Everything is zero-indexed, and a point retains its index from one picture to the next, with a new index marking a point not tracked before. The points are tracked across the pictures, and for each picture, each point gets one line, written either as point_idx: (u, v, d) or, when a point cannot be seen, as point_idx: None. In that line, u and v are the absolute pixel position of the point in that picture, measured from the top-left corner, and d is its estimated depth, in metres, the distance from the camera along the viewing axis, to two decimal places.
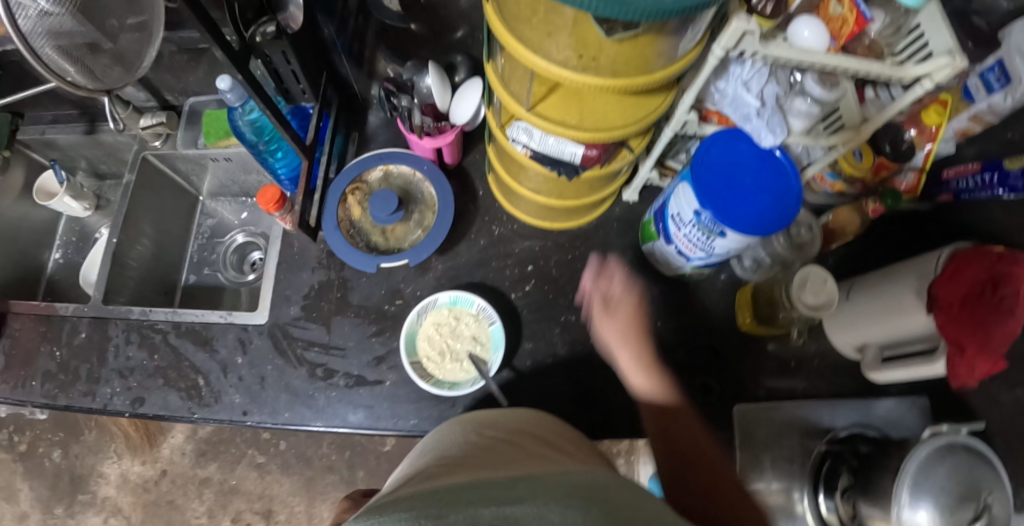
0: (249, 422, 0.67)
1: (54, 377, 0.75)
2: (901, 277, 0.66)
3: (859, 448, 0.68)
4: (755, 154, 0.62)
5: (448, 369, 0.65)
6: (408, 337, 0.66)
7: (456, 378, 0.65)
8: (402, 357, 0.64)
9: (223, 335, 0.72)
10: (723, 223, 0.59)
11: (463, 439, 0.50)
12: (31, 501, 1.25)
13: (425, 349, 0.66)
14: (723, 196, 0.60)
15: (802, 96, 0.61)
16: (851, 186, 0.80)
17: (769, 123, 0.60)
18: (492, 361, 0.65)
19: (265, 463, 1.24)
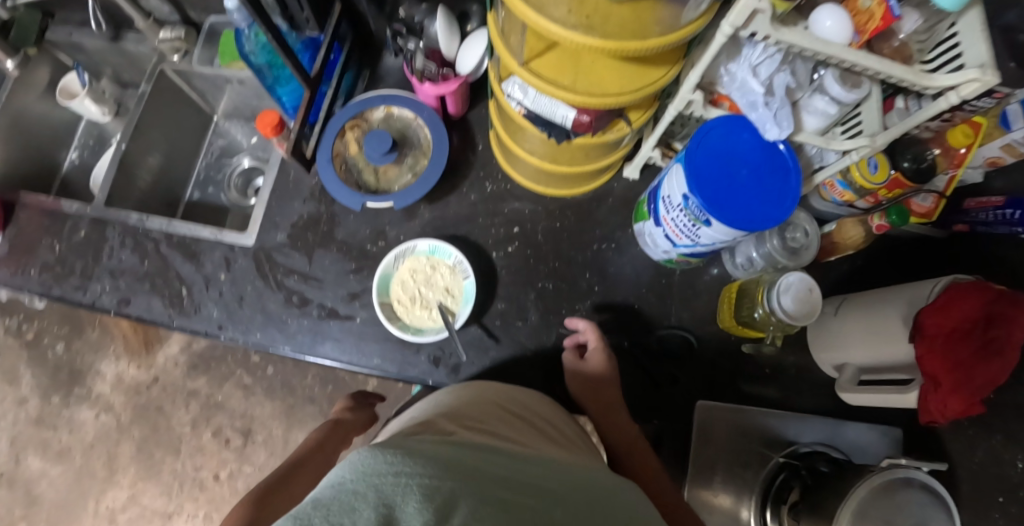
0: (223, 336, 0.70)
1: (51, 269, 0.78)
2: (891, 301, 0.65)
3: (818, 467, 0.67)
4: (757, 146, 0.62)
5: (416, 315, 0.66)
6: (381, 278, 0.66)
7: (422, 324, 0.67)
8: (374, 297, 0.65)
9: (211, 251, 0.74)
10: (709, 211, 0.59)
11: (477, 404, 0.55)
12: (31, 387, 1.31)
13: (397, 293, 0.67)
14: (714, 186, 0.60)
15: (821, 93, 0.59)
16: (862, 198, 0.74)
17: (776, 115, 0.58)
18: (460, 313, 0.66)
19: (252, 385, 1.29)
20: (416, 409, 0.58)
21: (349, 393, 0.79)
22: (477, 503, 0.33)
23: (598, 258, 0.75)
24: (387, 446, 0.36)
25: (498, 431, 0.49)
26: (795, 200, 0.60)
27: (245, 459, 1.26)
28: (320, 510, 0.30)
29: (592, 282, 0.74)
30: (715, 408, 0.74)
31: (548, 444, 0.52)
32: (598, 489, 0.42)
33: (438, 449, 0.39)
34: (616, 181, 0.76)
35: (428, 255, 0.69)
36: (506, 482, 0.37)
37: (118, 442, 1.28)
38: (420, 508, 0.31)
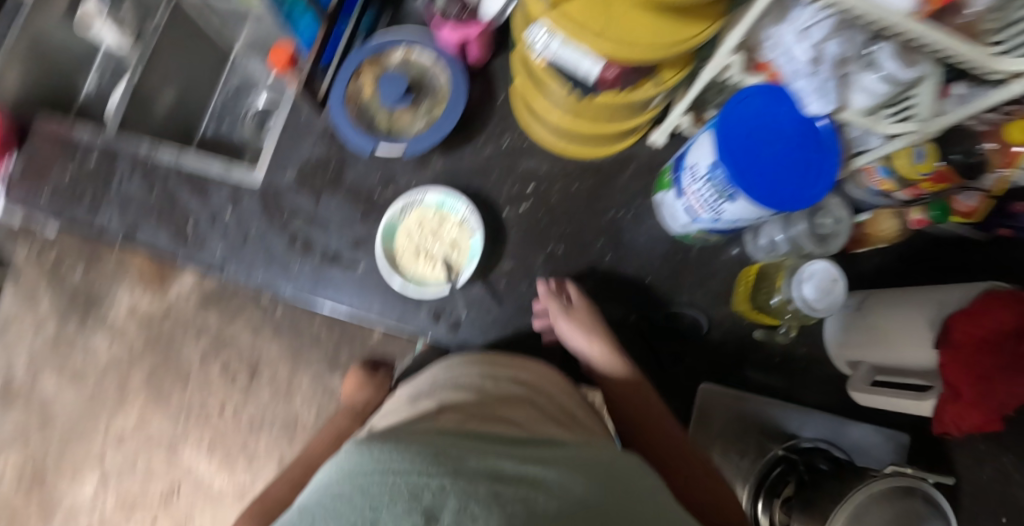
0: (226, 273, 0.69)
1: (62, 194, 0.78)
2: (920, 302, 0.61)
3: (817, 465, 0.68)
4: (796, 121, 0.57)
5: (419, 267, 0.65)
6: (387, 226, 0.65)
7: (425, 279, 0.65)
8: (376, 247, 0.63)
9: (218, 187, 0.72)
10: (736, 185, 0.55)
11: (486, 382, 0.56)
12: (49, 309, 1.34)
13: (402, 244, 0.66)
14: (745, 160, 0.56)
15: (871, 70, 0.50)
16: (901, 189, 0.69)
17: (821, 88, 0.51)
18: (466, 271, 0.65)
19: (261, 324, 1.29)
20: (425, 385, 0.59)
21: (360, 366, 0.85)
22: (466, 494, 0.33)
23: (614, 226, 0.71)
24: (379, 444, 0.39)
25: (502, 412, 0.49)
26: (827, 183, 0.57)
27: (251, 396, 1.29)
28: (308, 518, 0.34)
29: (604, 250, 0.71)
30: (718, 391, 0.73)
31: (556, 420, 0.51)
32: (605, 459, 0.42)
33: (432, 441, 0.40)
34: (641, 146, 0.72)
35: (437, 207, 0.66)
36: (502, 466, 0.38)
37: (129, 369, 1.31)
38: (406, 507, 0.33)
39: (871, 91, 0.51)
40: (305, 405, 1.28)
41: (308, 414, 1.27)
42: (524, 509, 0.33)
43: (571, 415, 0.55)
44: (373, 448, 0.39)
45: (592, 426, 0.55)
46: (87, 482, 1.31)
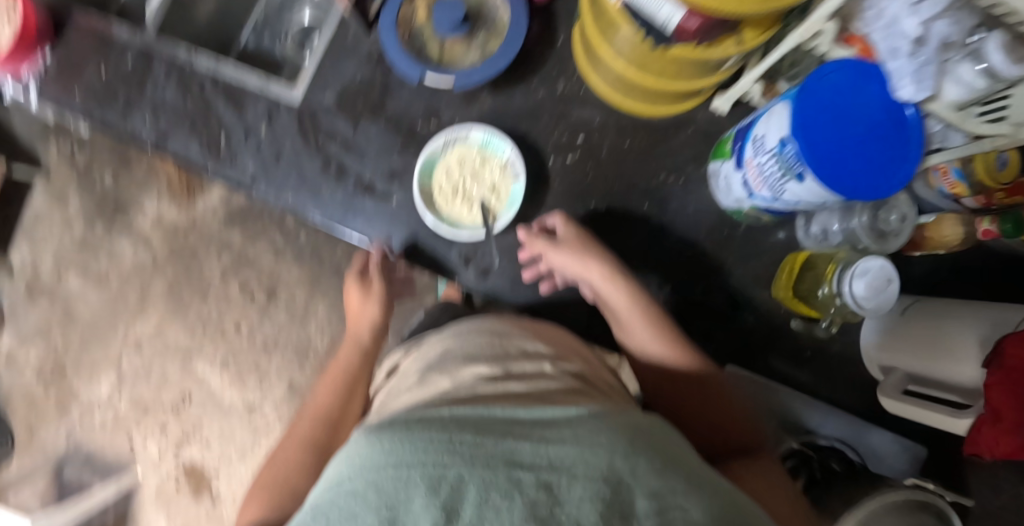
0: (255, 191, 0.67)
1: (95, 94, 0.76)
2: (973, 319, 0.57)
3: (830, 465, 0.71)
4: (881, 104, 0.51)
5: (455, 208, 0.64)
6: (426, 160, 0.63)
7: (460, 221, 0.64)
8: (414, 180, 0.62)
9: (255, 101, 0.69)
10: (805, 163, 0.50)
11: (501, 348, 0.55)
12: (79, 211, 1.36)
13: (440, 181, 0.65)
14: (822, 139, 0.50)
15: (976, 59, 0.44)
16: (974, 194, 0.64)
17: (917, 72, 0.46)
18: (504, 217, 0.64)
19: (283, 247, 1.29)
20: (434, 356, 0.58)
21: (351, 274, 0.66)
22: (485, 484, 0.33)
23: (661, 191, 0.68)
24: (390, 432, 0.38)
25: (514, 387, 0.48)
26: (908, 178, 0.51)
27: (267, 317, 1.30)
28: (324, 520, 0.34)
29: (648, 215, 0.68)
30: (744, 377, 0.73)
31: (573, 388, 0.50)
32: (626, 421, 0.41)
33: (444, 423, 0.39)
34: (702, 110, 0.67)
35: (481, 146, 0.65)
36: (519, 446, 0.37)
37: (152, 277, 1.33)
38: (424, 505, 0.32)
39: (970, 85, 0.45)
40: (319, 331, 1.28)
41: (321, 341, 1.28)
42: (545, 498, 0.32)
43: (589, 381, 0.53)
44: (383, 437, 0.38)
45: (613, 393, 0.54)
46: (103, 382, 1.34)
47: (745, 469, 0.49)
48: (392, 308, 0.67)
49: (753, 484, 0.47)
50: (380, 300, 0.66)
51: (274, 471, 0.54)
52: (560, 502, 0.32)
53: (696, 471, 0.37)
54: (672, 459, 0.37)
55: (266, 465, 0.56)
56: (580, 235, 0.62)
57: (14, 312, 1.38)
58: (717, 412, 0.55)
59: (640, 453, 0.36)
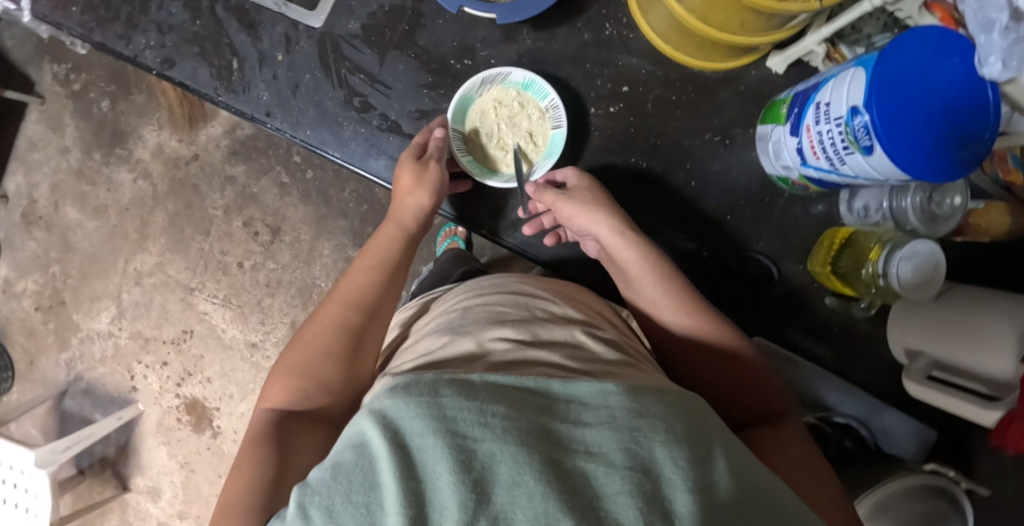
0: (270, 126, 0.62)
1: (93, 9, 0.69)
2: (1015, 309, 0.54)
3: (845, 442, 0.73)
4: (959, 82, 0.44)
5: (489, 154, 0.63)
6: (462, 98, 0.60)
7: (492, 168, 0.63)
8: (448, 120, 0.60)
9: (271, 25, 0.63)
10: (875, 139, 0.45)
11: (531, 312, 0.52)
12: (76, 138, 1.30)
13: (474, 123, 0.62)
14: (895, 115, 0.44)
15: None
16: None
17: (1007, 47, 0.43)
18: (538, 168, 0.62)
19: (289, 185, 1.24)
20: (457, 313, 0.55)
21: (406, 155, 0.58)
22: (517, 461, 0.31)
23: (704, 150, 0.63)
24: (418, 396, 0.36)
25: (543, 355, 0.45)
26: (966, 165, 0.45)
27: (270, 256, 1.26)
28: (345, 484, 0.32)
29: (689, 177, 0.64)
30: (767, 348, 0.69)
31: (604, 357, 0.47)
32: (670, 398, 0.37)
33: (473, 388, 0.37)
34: (756, 67, 0.63)
35: (522, 88, 0.62)
36: (553, 426, 0.34)
37: (152, 211, 1.29)
38: (451, 483, 0.30)
39: None
40: (323, 274, 1.25)
41: (325, 283, 1.24)
42: (577, 488, 0.30)
43: (621, 350, 0.50)
44: (409, 401, 0.36)
45: (643, 359, 0.51)
46: (103, 316, 1.32)
47: (766, 438, 0.47)
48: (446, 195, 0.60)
49: (775, 456, 0.45)
50: (432, 187, 0.58)
51: (300, 350, 0.53)
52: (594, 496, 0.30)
53: (739, 463, 0.33)
54: (716, 445, 0.34)
55: (296, 335, 0.55)
56: (592, 189, 0.58)
57: (10, 241, 1.34)
58: (733, 383, 0.51)
59: (684, 438, 0.33)
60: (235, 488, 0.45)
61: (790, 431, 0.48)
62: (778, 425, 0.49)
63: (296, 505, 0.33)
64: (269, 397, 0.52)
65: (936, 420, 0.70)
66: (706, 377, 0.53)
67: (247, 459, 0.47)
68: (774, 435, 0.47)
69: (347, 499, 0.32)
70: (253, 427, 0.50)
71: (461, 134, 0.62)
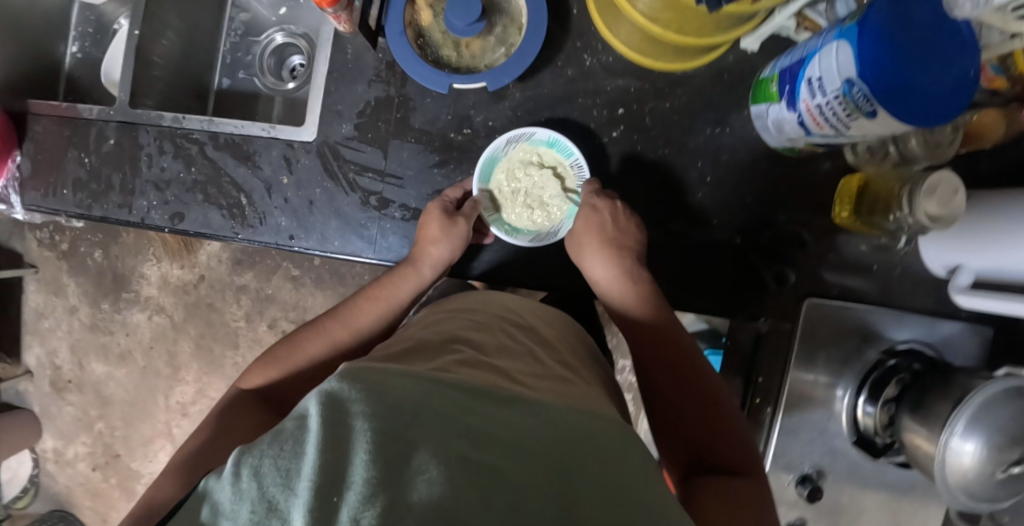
0: (296, 247, 0.64)
1: (86, 187, 0.71)
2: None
3: (914, 365, 0.68)
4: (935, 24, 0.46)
5: (513, 211, 0.65)
6: (488, 160, 0.63)
7: (517, 223, 0.66)
8: (475, 183, 0.63)
9: (266, 151, 0.65)
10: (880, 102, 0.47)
11: (492, 333, 0.51)
12: (79, 296, 1.30)
13: (500, 181, 0.65)
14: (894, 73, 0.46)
15: None
16: (1014, 85, 0.63)
17: None
18: (565, 226, 0.65)
19: (300, 276, 1.24)
20: (431, 318, 0.56)
21: (436, 206, 0.60)
22: (436, 457, 0.28)
23: (708, 143, 0.67)
24: (358, 379, 0.32)
25: (496, 363, 0.44)
26: (962, 106, 0.48)
27: None
28: (273, 448, 0.28)
29: (702, 172, 0.67)
30: (817, 304, 0.70)
31: (555, 375, 0.47)
32: (592, 431, 0.37)
33: (411, 389, 0.34)
34: (732, 52, 0.66)
35: (547, 145, 0.64)
36: (482, 431, 0.32)
37: (176, 341, 1.29)
38: (366, 462, 0.27)
39: None
40: None
41: None
42: (495, 487, 0.28)
43: (567, 372, 0.49)
44: (353, 382, 0.32)
45: (585, 374, 0.52)
46: (159, 456, 1.32)
47: (716, 487, 0.49)
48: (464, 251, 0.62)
49: (715, 505, 0.47)
50: (456, 241, 0.60)
51: (296, 357, 0.59)
52: (510, 493, 0.28)
53: (654, 497, 0.33)
54: (628, 475, 0.34)
55: (295, 336, 0.61)
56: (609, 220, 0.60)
57: (47, 412, 1.34)
58: (707, 423, 0.53)
59: (601, 467, 0.33)
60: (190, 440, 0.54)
61: (747, 488, 0.49)
62: (732, 479, 0.50)
63: (228, 463, 0.29)
64: (249, 378, 0.60)
65: (991, 320, 0.73)
66: (678, 409, 0.55)
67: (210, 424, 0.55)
68: (725, 486, 0.49)
69: (270, 465, 0.27)
70: (224, 398, 0.58)
71: (487, 192, 0.64)
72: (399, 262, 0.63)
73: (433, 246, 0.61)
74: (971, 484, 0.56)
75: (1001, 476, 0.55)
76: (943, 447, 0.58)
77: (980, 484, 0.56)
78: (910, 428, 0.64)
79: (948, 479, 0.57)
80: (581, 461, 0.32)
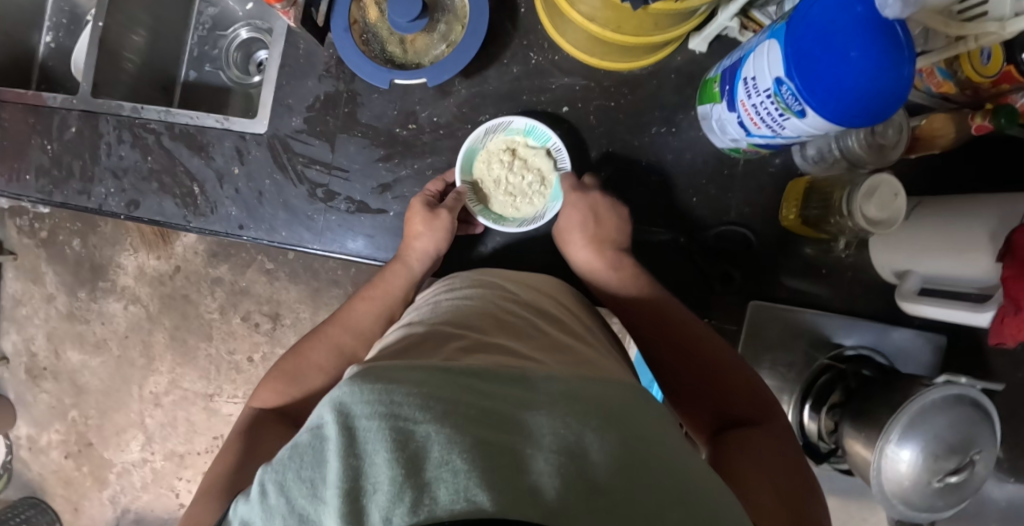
0: (245, 236, 0.68)
1: (47, 173, 0.72)
2: (972, 214, 0.57)
3: (862, 371, 0.68)
4: (871, 23, 0.44)
5: (499, 200, 0.67)
6: (467, 151, 0.66)
7: (503, 212, 0.68)
8: (456, 174, 0.66)
9: (219, 142, 0.69)
10: (805, 99, 0.48)
11: (491, 309, 0.50)
12: (57, 284, 1.31)
13: (482, 171, 0.67)
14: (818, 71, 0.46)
15: None
16: (962, 90, 0.65)
17: None
18: (548, 210, 0.67)
19: (275, 270, 1.25)
20: (428, 306, 0.54)
21: (419, 201, 0.63)
22: (459, 441, 0.26)
23: (655, 144, 0.70)
24: (371, 376, 0.31)
25: (504, 342, 0.43)
26: (893, 106, 0.46)
27: (277, 342, 1.27)
28: (295, 461, 0.28)
29: (649, 172, 0.70)
30: (763, 306, 0.71)
31: (559, 346, 0.45)
32: (609, 394, 0.35)
33: (422, 373, 0.32)
34: (680, 53, 0.68)
35: (524, 133, 0.67)
36: (499, 411, 0.30)
37: (151, 332, 1.29)
38: (389, 461, 0.25)
39: None
40: None
41: None
42: (517, 465, 0.26)
43: (576, 342, 0.48)
44: (363, 378, 0.30)
45: (593, 341, 0.50)
46: (131, 445, 1.33)
47: (738, 442, 0.48)
48: (449, 244, 0.65)
49: (747, 466, 0.44)
50: (443, 232, 0.63)
51: (301, 366, 0.58)
52: (533, 472, 0.26)
53: (680, 455, 0.31)
54: (649, 433, 0.32)
55: (296, 347, 0.60)
56: (597, 206, 0.63)
57: (22, 399, 1.35)
58: (716, 387, 0.52)
59: (621, 429, 0.31)
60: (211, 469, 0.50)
61: (769, 439, 0.48)
62: (753, 431, 0.48)
63: (255, 485, 0.29)
64: (261, 397, 0.58)
65: (941, 327, 0.74)
66: (686, 379, 0.54)
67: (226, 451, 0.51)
68: (752, 440, 0.47)
69: (295, 478, 0.27)
70: (240, 422, 0.56)
71: (471, 184, 0.67)
72: (390, 261, 0.65)
73: (420, 240, 0.64)
74: (907, 493, 0.56)
75: (936, 485, 0.55)
76: (880, 456, 0.58)
77: (915, 493, 0.56)
78: (850, 436, 0.63)
79: (886, 487, 0.57)
80: (603, 425, 0.31)
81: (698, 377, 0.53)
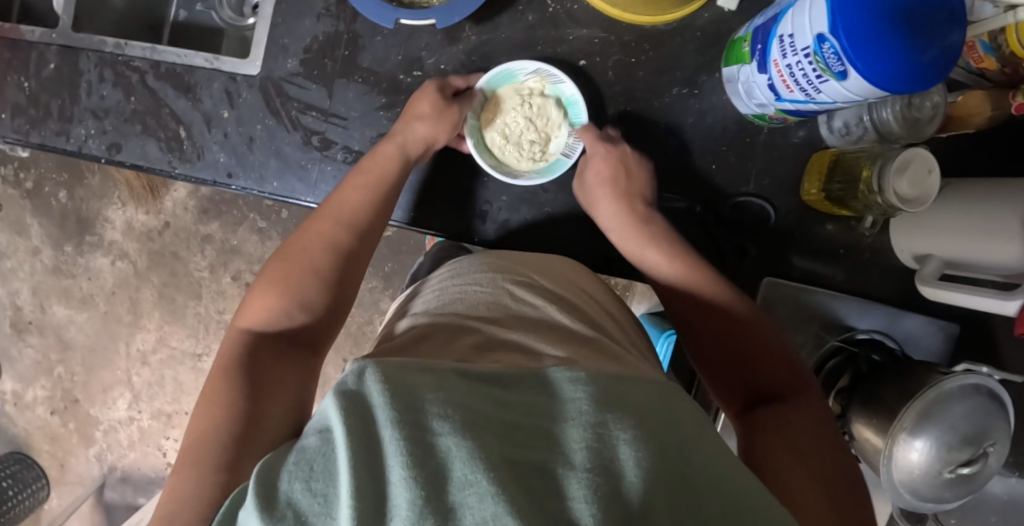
0: (234, 186, 0.65)
1: (24, 112, 0.67)
2: (1007, 193, 0.54)
3: (874, 356, 0.65)
4: None
5: (495, 135, 0.64)
6: (506, 69, 0.63)
7: (489, 144, 0.65)
8: (482, 79, 0.63)
9: (208, 84, 0.65)
10: (855, 60, 0.43)
11: (504, 296, 0.47)
12: (42, 237, 1.26)
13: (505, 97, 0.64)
14: (872, 30, 0.41)
15: None
16: (1003, 67, 0.60)
17: None
18: (524, 175, 0.64)
19: (267, 230, 1.21)
20: (434, 294, 0.51)
21: (432, 85, 0.61)
22: (483, 457, 0.25)
23: (672, 104, 0.66)
24: (384, 382, 0.28)
25: (519, 338, 0.40)
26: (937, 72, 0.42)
27: None
28: (303, 470, 0.25)
29: (664, 135, 0.67)
30: (775, 285, 0.67)
31: (578, 335, 0.43)
32: (640, 394, 0.33)
33: (438, 381, 0.30)
34: (705, 9, 0.64)
35: (564, 100, 0.64)
36: (521, 427, 0.28)
37: (139, 289, 1.26)
38: (406, 478, 0.23)
39: None
40: None
41: None
42: (547, 488, 0.24)
43: (595, 330, 0.45)
44: (376, 382, 0.28)
45: (611, 329, 0.48)
46: (118, 403, 1.30)
47: (774, 425, 0.46)
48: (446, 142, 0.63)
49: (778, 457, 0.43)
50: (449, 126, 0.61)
51: (296, 269, 0.55)
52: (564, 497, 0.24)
53: (715, 463, 0.29)
54: (682, 438, 0.30)
55: (283, 249, 0.57)
56: (621, 163, 0.59)
57: (8, 354, 1.32)
58: (748, 365, 0.50)
59: (657, 437, 0.29)
60: (207, 408, 0.45)
61: (805, 416, 0.46)
62: (787, 409, 0.47)
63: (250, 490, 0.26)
64: (248, 315, 0.53)
65: (958, 314, 0.71)
66: (717, 364, 0.52)
67: (220, 388, 0.46)
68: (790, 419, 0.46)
69: (303, 491, 0.24)
70: (230, 343, 0.51)
71: (486, 98, 0.64)
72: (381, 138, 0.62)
73: (421, 123, 0.61)
74: (917, 483, 0.54)
75: (947, 476, 0.53)
76: (890, 445, 0.55)
77: (924, 484, 0.54)
78: (860, 423, 0.61)
79: (895, 476, 0.55)
80: (635, 429, 0.28)
81: (730, 362, 0.51)
